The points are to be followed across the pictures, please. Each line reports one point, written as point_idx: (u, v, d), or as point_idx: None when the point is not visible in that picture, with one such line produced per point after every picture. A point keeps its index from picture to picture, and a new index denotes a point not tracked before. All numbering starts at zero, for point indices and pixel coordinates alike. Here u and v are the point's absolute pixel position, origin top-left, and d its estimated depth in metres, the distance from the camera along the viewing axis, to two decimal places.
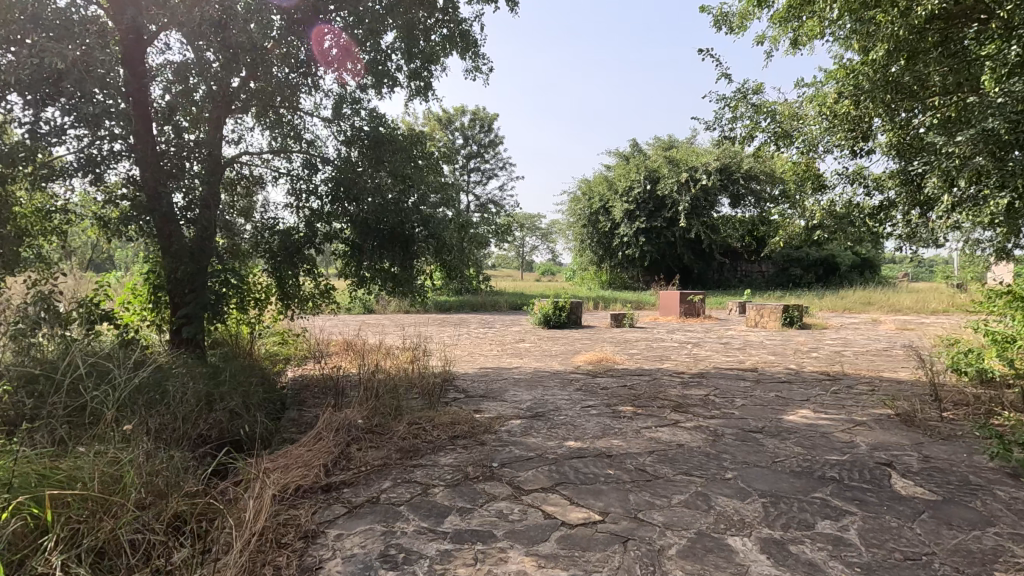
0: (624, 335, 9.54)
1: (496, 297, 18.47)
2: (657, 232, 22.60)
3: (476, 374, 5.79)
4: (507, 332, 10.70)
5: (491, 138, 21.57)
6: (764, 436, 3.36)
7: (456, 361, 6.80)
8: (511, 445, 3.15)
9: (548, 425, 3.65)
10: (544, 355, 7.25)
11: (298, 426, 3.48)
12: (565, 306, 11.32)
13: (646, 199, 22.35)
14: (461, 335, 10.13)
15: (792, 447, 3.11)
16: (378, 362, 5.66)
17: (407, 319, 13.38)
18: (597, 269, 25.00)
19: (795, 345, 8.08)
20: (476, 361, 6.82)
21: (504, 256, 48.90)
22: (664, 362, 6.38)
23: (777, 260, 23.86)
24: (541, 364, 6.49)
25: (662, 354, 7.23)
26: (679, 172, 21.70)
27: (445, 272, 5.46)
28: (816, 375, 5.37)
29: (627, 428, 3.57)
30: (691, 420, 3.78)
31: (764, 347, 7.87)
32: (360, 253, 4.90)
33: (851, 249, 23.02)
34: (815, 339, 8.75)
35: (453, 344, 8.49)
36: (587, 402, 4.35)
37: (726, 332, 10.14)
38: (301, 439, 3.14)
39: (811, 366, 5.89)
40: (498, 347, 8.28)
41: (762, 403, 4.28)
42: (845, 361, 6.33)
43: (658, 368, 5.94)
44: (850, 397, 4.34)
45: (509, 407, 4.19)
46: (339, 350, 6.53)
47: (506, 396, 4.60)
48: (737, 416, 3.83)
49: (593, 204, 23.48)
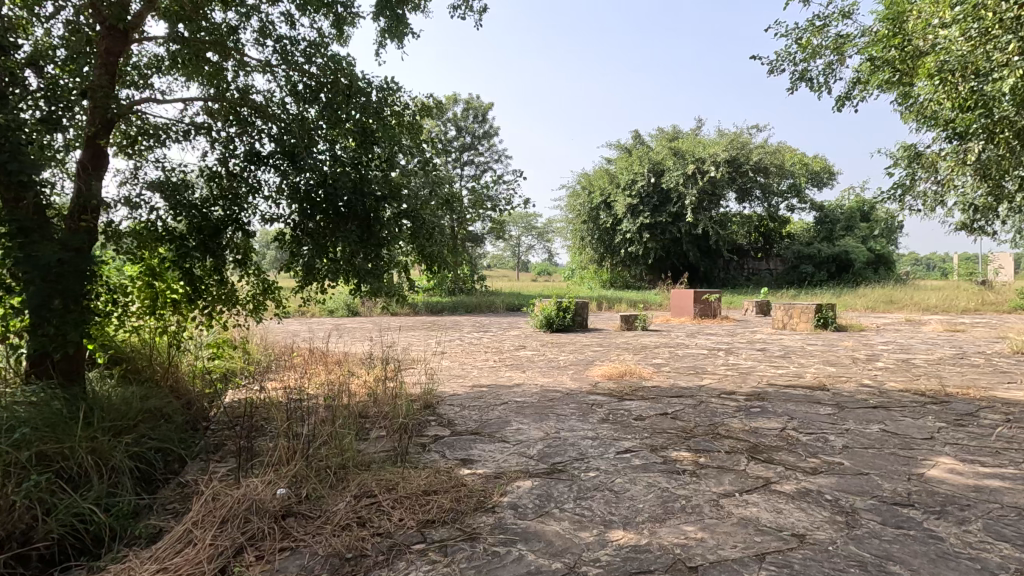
0: (639, 341, 8.29)
1: (491, 297, 17.18)
2: (662, 228, 21.41)
3: (468, 396, 4.52)
4: (504, 337, 9.42)
5: (486, 129, 20.27)
6: (926, 515, 2.09)
7: (442, 376, 5.53)
8: (521, 546, 1.87)
9: (573, 491, 2.38)
10: (552, 367, 5.98)
11: (177, 504, 2.22)
12: (569, 307, 10.08)
13: (649, 191, 21.13)
14: (450, 341, 8.87)
15: (994, 543, 1.85)
16: (340, 383, 4.37)
17: (392, 323, 12.09)
18: (598, 267, 23.70)
19: (844, 351, 6.86)
20: (468, 376, 5.56)
21: (500, 255, 47.67)
22: (701, 376, 5.13)
23: (786, 257, 22.76)
24: (549, 379, 5.24)
25: (694, 364, 5.98)
26: (686, 164, 20.60)
27: (426, 269, 4.11)
28: (909, 395, 4.13)
29: (697, 499, 2.29)
30: (787, 479, 2.52)
31: (809, 354, 6.65)
32: (303, 242, 3.56)
33: (865, 246, 21.96)
34: (862, 344, 7.54)
35: (441, 354, 7.22)
36: (621, 444, 3.08)
37: (753, 336, 8.92)
38: (165, 540, 1.86)
39: (891, 382, 4.66)
40: (495, 356, 7.02)
41: (870, 442, 3.03)
42: (925, 373, 5.11)
43: (699, 386, 4.69)
44: (990, 433, 3.11)
45: (512, 455, 2.92)
46: (296, 368, 5.26)
47: (508, 434, 3.33)
48: (854, 473, 2.57)
49: (593, 199, 22.24)
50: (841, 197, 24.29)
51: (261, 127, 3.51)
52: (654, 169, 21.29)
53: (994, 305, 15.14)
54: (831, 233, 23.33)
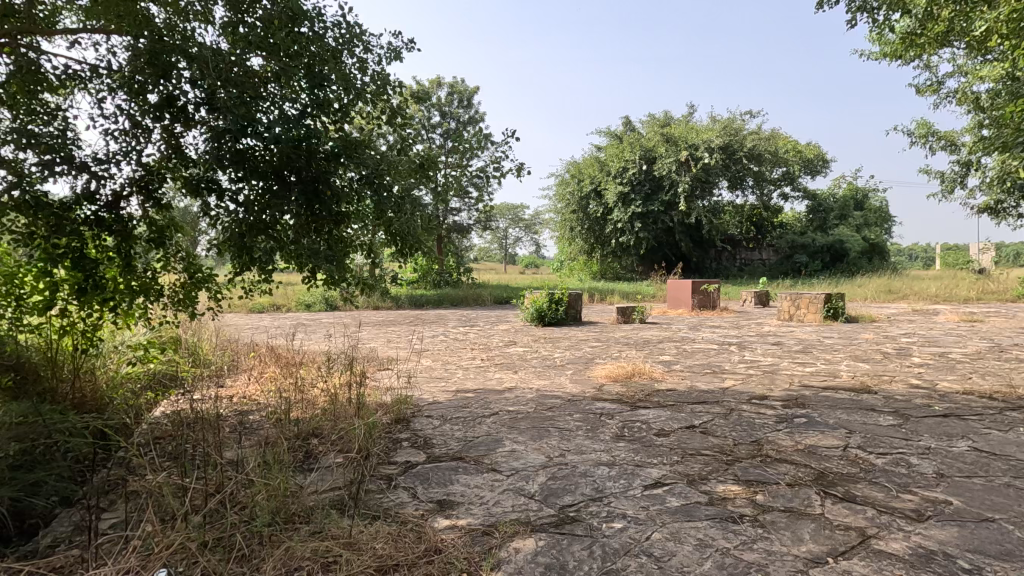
0: (640, 336, 7.60)
1: (479, 291, 16.40)
2: (654, 217, 20.72)
3: (450, 405, 3.78)
4: (492, 332, 8.68)
5: (472, 114, 19.38)
6: None
7: (420, 378, 4.79)
8: None
9: (596, 560, 1.65)
10: (547, 366, 5.26)
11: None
12: (561, 299, 9.36)
13: (641, 179, 20.49)
14: (434, 338, 8.12)
15: None
16: (296, 391, 3.67)
17: (372, 318, 11.28)
18: (588, 259, 22.97)
19: (867, 344, 6.25)
20: (452, 378, 4.81)
21: (486, 248, 46.87)
22: (721, 377, 4.44)
23: (780, 247, 22.30)
24: (545, 382, 4.51)
25: (708, 361, 5.30)
26: (678, 151, 20.02)
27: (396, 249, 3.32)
28: (977, 399, 3.46)
29: (779, 570, 1.57)
30: (890, 531, 1.81)
31: (830, 348, 6.01)
32: (235, 217, 2.73)
33: (860, 235, 21.56)
34: (883, 336, 6.94)
35: (422, 353, 6.46)
36: (647, 475, 2.36)
37: (760, 328, 8.29)
38: None
39: (944, 382, 4.01)
40: (482, 355, 6.28)
41: (969, 468, 2.34)
42: (974, 370, 4.47)
43: (721, 389, 4.00)
44: None
45: (505, 494, 2.18)
46: (250, 376, 4.53)
47: (499, 460, 2.59)
48: (976, 519, 1.88)
49: (583, 187, 21.52)
50: (834, 186, 23.89)
51: (167, 59, 2.64)
52: (646, 156, 20.65)
53: (996, 295, 14.76)
54: (824, 221, 22.89)
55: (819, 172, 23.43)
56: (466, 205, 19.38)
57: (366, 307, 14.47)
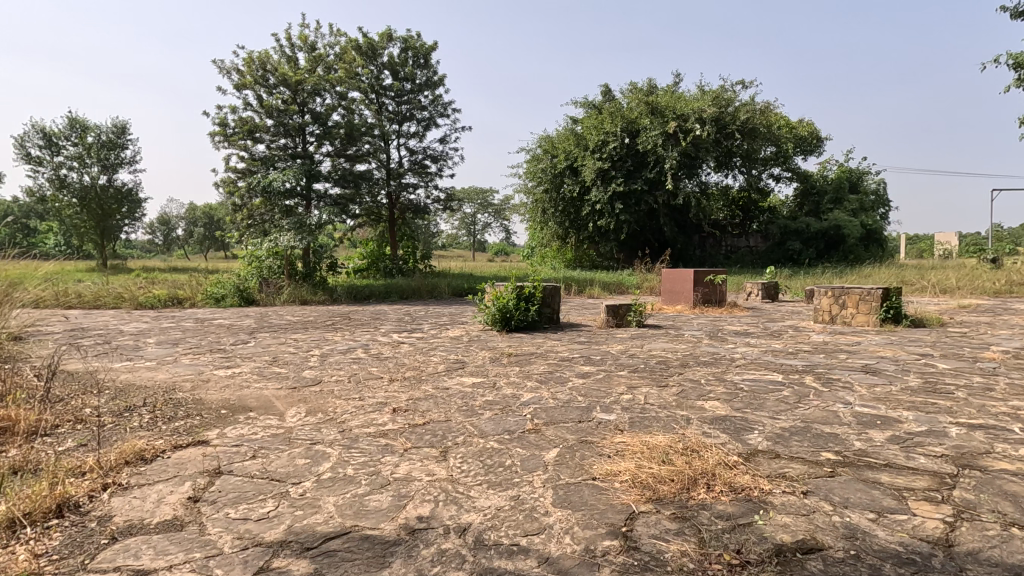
0: (649, 352, 5.17)
1: (435, 281, 13.83)
2: (637, 198, 18.36)
3: None
4: (437, 343, 6.15)
5: (430, 76, 16.43)
6: None
7: (233, 483, 2.26)
8: None
9: None
10: (507, 438, 2.75)
11: None
12: (533, 295, 6.88)
13: (622, 155, 18.12)
14: (347, 354, 5.53)
15: None
16: None
17: (286, 319, 8.58)
18: (561, 246, 20.59)
19: (1015, 372, 4.01)
20: (301, 482, 2.26)
21: (453, 235, 44.13)
22: (886, 488, 2.02)
23: (771, 233, 20.38)
24: (501, 501, 2.04)
25: (802, 423, 2.88)
26: (665, 122, 17.68)
27: None
28: None
29: None
30: None
31: (970, 384, 3.68)
32: None
33: (858, 220, 19.62)
34: (1010, 356, 4.67)
35: (303, 393, 3.88)
36: None
37: (808, 339, 5.98)
38: None
39: None
40: (402, 394, 3.77)
41: None
42: None
43: (935, 551, 1.59)
44: None
45: None
46: None
47: None
48: None
49: (556, 164, 18.98)
50: (826, 167, 22.16)
51: None
52: (628, 128, 18.22)
53: None
54: (817, 205, 21.00)
55: (811, 151, 21.65)
56: (424, 183, 16.68)
57: (293, 301, 11.75)
